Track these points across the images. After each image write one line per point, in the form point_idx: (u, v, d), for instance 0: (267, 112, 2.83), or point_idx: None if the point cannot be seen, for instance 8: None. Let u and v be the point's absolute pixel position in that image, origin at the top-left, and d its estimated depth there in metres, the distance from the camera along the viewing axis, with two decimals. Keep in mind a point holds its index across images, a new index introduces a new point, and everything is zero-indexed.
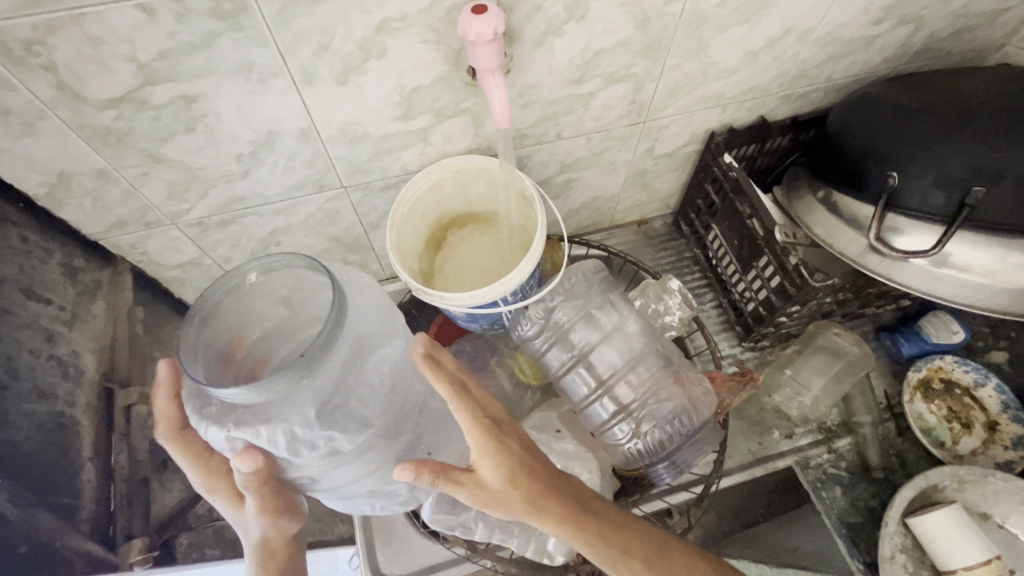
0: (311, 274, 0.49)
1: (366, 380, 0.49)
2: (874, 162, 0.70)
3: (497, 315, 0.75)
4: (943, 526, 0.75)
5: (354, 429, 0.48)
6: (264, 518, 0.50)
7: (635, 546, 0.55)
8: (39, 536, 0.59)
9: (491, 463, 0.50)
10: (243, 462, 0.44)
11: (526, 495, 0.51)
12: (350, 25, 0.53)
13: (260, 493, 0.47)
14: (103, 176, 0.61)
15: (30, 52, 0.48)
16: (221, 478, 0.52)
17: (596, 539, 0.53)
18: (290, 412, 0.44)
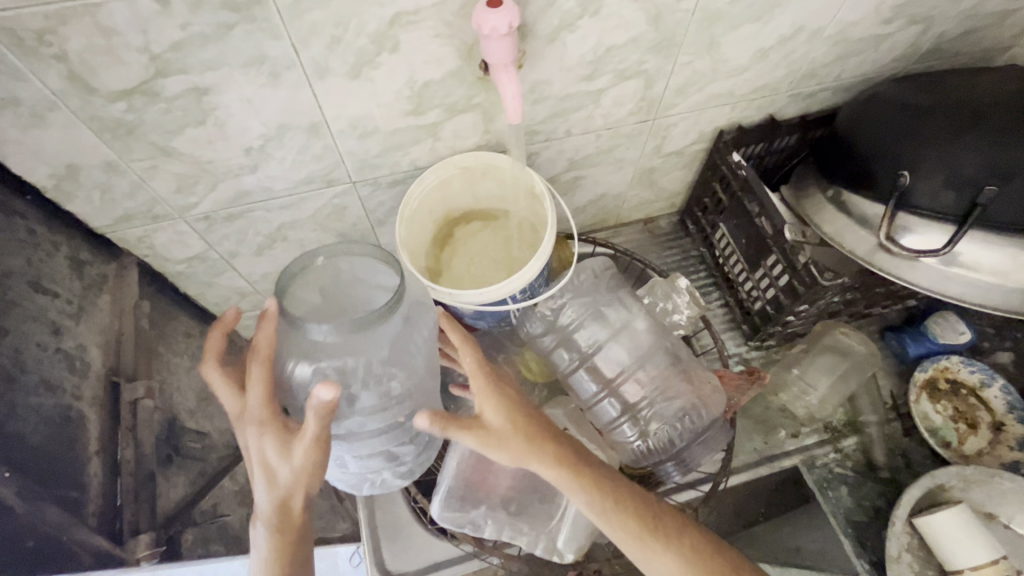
0: (369, 260, 0.55)
1: (416, 342, 0.55)
2: (882, 163, 0.70)
3: (505, 312, 0.75)
4: (952, 525, 0.74)
5: (405, 378, 0.54)
6: (298, 460, 0.49)
7: (626, 497, 0.56)
8: (45, 531, 0.58)
9: (493, 405, 0.55)
10: (328, 388, 0.45)
11: (526, 436, 0.55)
12: (363, 17, 0.53)
13: (319, 428, 0.47)
14: (112, 169, 0.61)
15: (42, 43, 0.47)
16: (269, 414, 0.50)
17: (590, 485, 0.55)
18: (371, 348, 0.50)
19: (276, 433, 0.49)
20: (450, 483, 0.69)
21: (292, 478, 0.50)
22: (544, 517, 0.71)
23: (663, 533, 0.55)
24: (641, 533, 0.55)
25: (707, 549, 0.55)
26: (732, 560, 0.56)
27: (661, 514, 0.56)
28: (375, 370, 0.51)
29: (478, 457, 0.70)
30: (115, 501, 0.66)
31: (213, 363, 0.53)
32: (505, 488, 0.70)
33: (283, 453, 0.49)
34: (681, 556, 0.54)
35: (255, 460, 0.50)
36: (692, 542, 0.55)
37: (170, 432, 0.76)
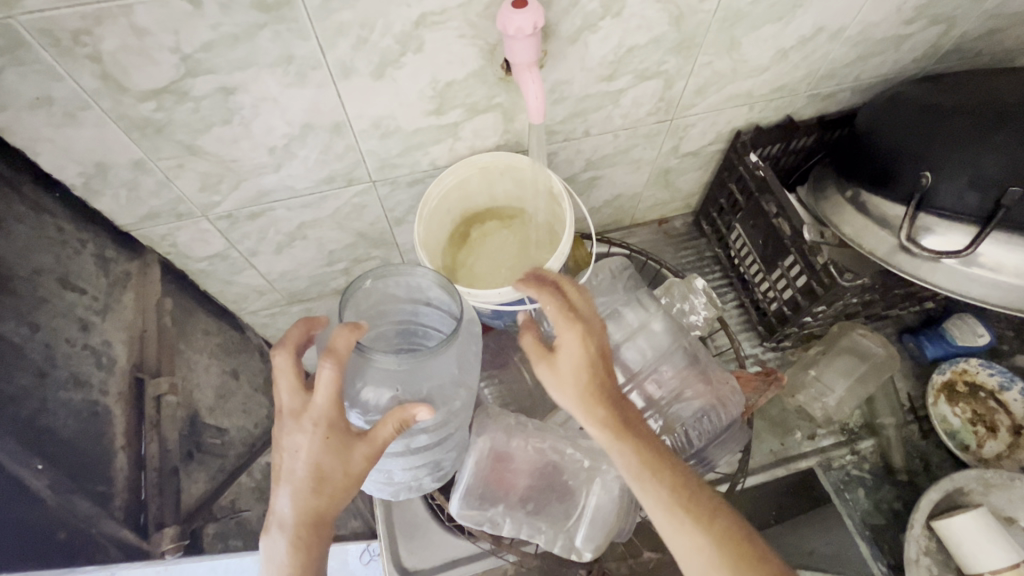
0: (418, 279, 0.58)
1: (472, 355, 0.60)
2: (905, 163, 0.70)
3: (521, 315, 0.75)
4: (971, 529, 0.73)
5: (467, 394, 0.59)
6: (356, 464, 0.51)
7: (669, 468, 0.55)
8: (76, 523, 0.59)
9: (569, 348, 0.57)
10: (423, 411, 0.51)
11: (586, 386, 0.57)
12: (390, 18, 0.53)
13: (391, 435, 0.51)
14: (139, 167, 0.62)
15: (77, 43, 0.48)
16: (335, 417, 0.51)
17: (636, 446, 0.56)
18: (440, 372, 0.55)
19: (340, 439, 0.51)
20: (469, 480, 0.69)
21: (342, 483, 0.52)
22: (562, 516, 0.71)
23: (695, 510, 0.54)
24: (674, 505, 0.54)
25: (741, 538, 0.52)
26: (763, 557, 0.52)
27: (697, 493, 0.55)
28: (445, 390, 0.56)
29: (495, 456, 0.70)
30: (140, 496, 0.67)
31: (287, 351, 0.53)
32: (524, 488, 0.71)
33: (342, 458, 0.51)
34: (709, 535, 0.52)
35: (304, 465, 0.51)
36: (722, 525, 0.53)
37: (192, 428, 0.76)
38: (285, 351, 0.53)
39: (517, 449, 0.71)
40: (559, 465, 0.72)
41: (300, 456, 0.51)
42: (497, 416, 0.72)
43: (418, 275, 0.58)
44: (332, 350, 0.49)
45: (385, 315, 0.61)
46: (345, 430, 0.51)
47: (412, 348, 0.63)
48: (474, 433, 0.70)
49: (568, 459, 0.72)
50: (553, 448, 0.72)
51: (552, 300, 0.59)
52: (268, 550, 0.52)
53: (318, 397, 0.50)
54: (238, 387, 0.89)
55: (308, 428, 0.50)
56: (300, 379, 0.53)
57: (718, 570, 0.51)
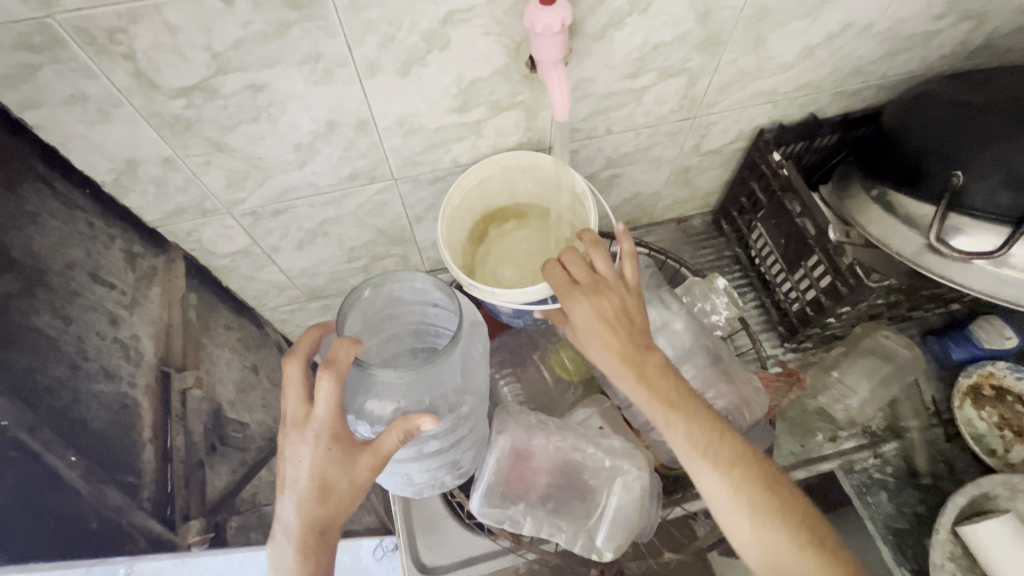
0: (422, 284, 0.59)
1: (476, 358, 0.61)
2: (934, 161, 0.68)
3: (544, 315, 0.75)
4: (996, 534, 0.72)
5: (474, 398, 0.60)
6: (359, 473, 0.52)
7: (684, 418, 0.55)
8: (107, 513, 0.59)
9: (578, 313, 0.59)
10: (428, 424, 0.51)
11: (600, 344, 0.58)
12: (417, 16, 0.54)
13: (396, 444, 0.52)
14: (168, 164, 0.63)
15: (112, 41, 0.49)
16: (339, 427, 0.51)
17: (651, 394, 0.56)
18: (442, 380, 0.55)
19: (344, 450, 0.51)
20: (490, 478, 0.69)
21: (346, 491, 0.52)
22: (582, 515, 0.71)
23: (714, 456, 0.54)
24: (690, 455, 0.55)
25: (760, 483, 0.54)
26: (782, 496, 0.54)
27: (717, 442, 0.55)
28: (450, 397, 0.56)
29: (516, 454, 0.70)
30: (167, 488, 0.67)
31: (297, 357, 0.53)
32: (544, 486, 0.71)
33: (345, 469, 0.51)
34: (726, 478, 0.53)
35: (308, 475, 0.51)
36: (741, 474, 0.54)
37: (216, 423, 0.77)
38: (296, 358, 0.53)
39: (539, 447, 0.71)
40: (581, 464, 0.71)
41: (302, 465, 0.51)
42: (518, 414, 0.72)
43: (421, 281, 0.58)
44: (331, 361, 0.49)
45: (396, 317, 0.62)
46: (348, 440, 0.52)
47: (426, 346, 0.64)
48: (495, 431, 0.70)
49: (591, 458, 0.71)
50: (575, 447, 0.71)
51: (554, 275, 0.61)
52: (276, 556, 0.53)
53: (320, 409, 0.51)
54: (258, 382, 0.91)
55: (311, 440, 0.51)
56: (306, 388, 0.53)
57: (736, 509, 0.53)
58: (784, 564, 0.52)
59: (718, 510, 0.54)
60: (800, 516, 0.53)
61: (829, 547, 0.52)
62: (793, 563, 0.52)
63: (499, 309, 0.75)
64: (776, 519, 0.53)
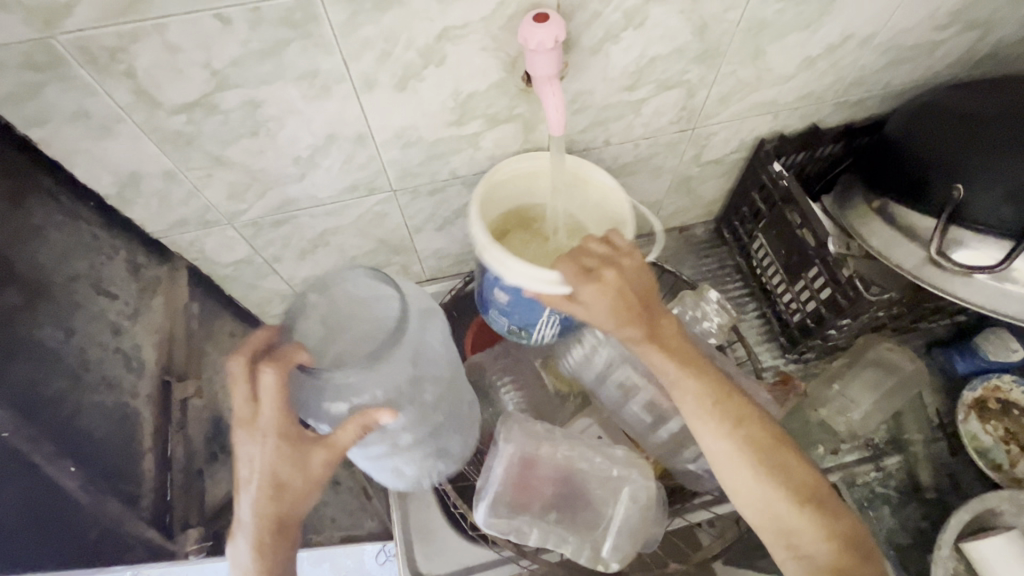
0: (365, 281, 0.56)
1: (431, 347, 0.61)
2: (936, 172, 0.67)
3: (540, 313, 0.72)
4: (1000, 550, 0.71)
5: (433, 384, 0.61)
6: (310, 468, 0.52)
7: (696, 377, 0.57)
8: (106, 524, 0.61)
9: (590, 291, 0.56)
10: (387, 417, 0.51)
11: (614, 318, 0.57)
12: (413, 32, 0.54)
13: (352, 439, 0.52)
14: (170, 177, 0.64)
15: (114, 60, 0.50)
16: (286, 424, 0.52)
17: (664, 357, 0.58)
18: (394, 373, 0.54)
19: (293, 445, 0.52)
20: (497, 487, 0.69)
21: (301, 486, 0.53)
22: (589, 525, 0.70)
23: (721, 416, 0.57)
24: (701, 412, 0.57)
25: (765, 442, 0.56)
26: (785, 455, 0.56)
27: (726, 403, 0.57)
28: (406, 390, 0.56)
29: (524, 461, 0.70)
30: (166, 496, 0.69)
31: (239, 358, 0.52)
32: (550, 495, 0.71)
33: (297, 466, 0.52)
34: (733, 440, 0.56)
35: (261, 472, 0.52)
36: (747, 431, 0.56)
37: (216, 431, 0.79)
38: (240, 358, 0.52)
39: (547, 456, 0.71)
40: (586, 473, 0.71)
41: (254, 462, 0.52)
42: (526, 421, 0.72)
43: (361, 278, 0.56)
44: (283, 356, 0.50)
45: None
46: (297, 437, 0.52)
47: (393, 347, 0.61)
48: (503, 438, 0.70)
49: (601, 468, 0.71)
50: (581, 456, 0.72)
51: (567, 264, 0.58)
52: (234, 556, 0.53)
53: (265, 407, 0.51)
54: None
55: (260, 437, 0.52)
56: (251, 385, 0.52)
57: (743, 468, 0.55)
58: (784, 519, 0.55)
59: (723, 468, 0.56)
60: (801, 474, 0.56)
61: (825, 505, 0.55)
62: (792, 520, 0.55)
63: (496, 296, 0.72)
64: (779, 478, 0.55)
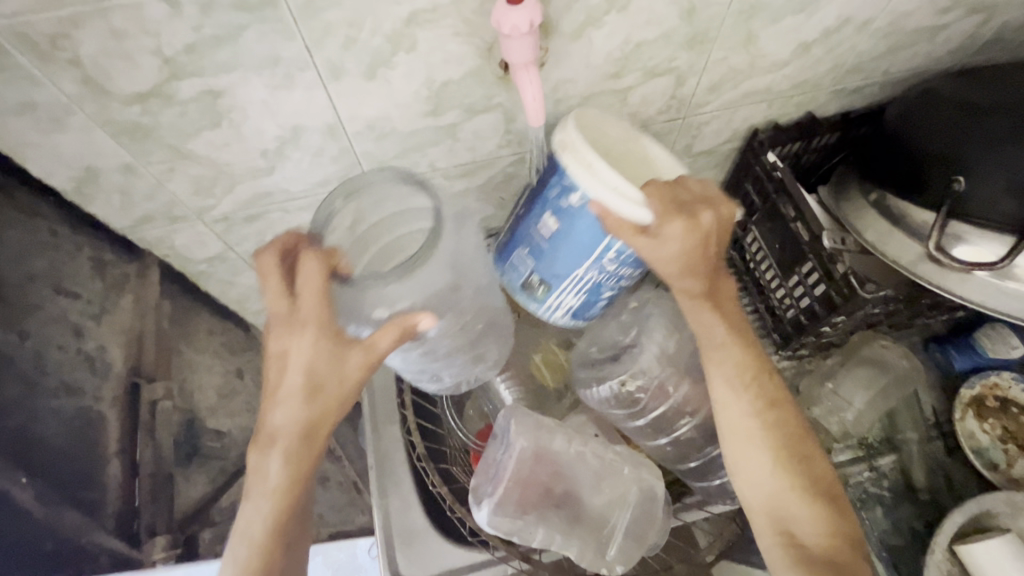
0: (396, 186, 0.54)
1: (472, 250, 0.57)
2: (935, 164, 0.64)
3: (583, 263, 0.57)
4: (996, 554, 0.69)
5: (469, 291, 0.58)
6: (347, 371, 0.51)
7: (742, 347, 0.60)
8: (64, 534, 0.67)
9: (677, 232, 0.53)
10: (425, 322, 0.50)
11: (685, 267, 0.56)
12: (379, 16, 0.51)
13: (391, 345, 0.51)
14: (130, 171, 0.61)
15: (56, 47, 0.47)
16: (323, 322, 0.50)
17: (716, 317, 0.59)
18: (433, 277, 0.52)
19: (332, 346, 0.50)
20: (511, 483, 0.66)
21: (338, 385, 0.52)
22: (595, 526, 0.69)
23: (755, 393, 0.59)
24: (736, 380, 0.59)
25: (788, 428, 0.58)
26: (805, 446, 0.58)
27: (763, 381, 0.59)
28: (445, 297, 0.55)
29: (536, 456, 0.67)
30: (133, 503, 0.75)
31: (274, 252, 0.53)
32: (558, 493, 0.68)
33: (335, 365, 0.51)
34: (760, 418, 0.58)
35: (298, 372, 0.51)
36: (774, 414, 0.58)
37: (190, 432, 0.82)
38: (273, 252, 0.53)
39: (558, 451, 0.69)
40: (595, 471, 0.69)
41: (293, 358, 0.51)
42: (535, 415, 0.70)
43: (391, 187, 0.54)
44: (331, 253, 0.50)
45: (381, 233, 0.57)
46: (335, 339, 0.50)
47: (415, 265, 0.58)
48: (517, 432, 0.67)
49: (607, 463, 0.69)
50: (591, 454, 0.70)
51: (656, 195, 0.52)
52: (260, 458, 0.53)
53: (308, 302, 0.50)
54: (243, 386, 0.92)
55: (299, 333, 0.50)
56: (284, 282, 0.52)
57: (761, 443, 0.57)
58: (787, 506, 0.56)
59: (740, 442, 0.58)
60: (813, 465, 0.58)
61: (836, 503, 0.57)
62: (795, 509, 0.56)
63: (539, 226, 0.57)
64: (796, 466, 0.57)
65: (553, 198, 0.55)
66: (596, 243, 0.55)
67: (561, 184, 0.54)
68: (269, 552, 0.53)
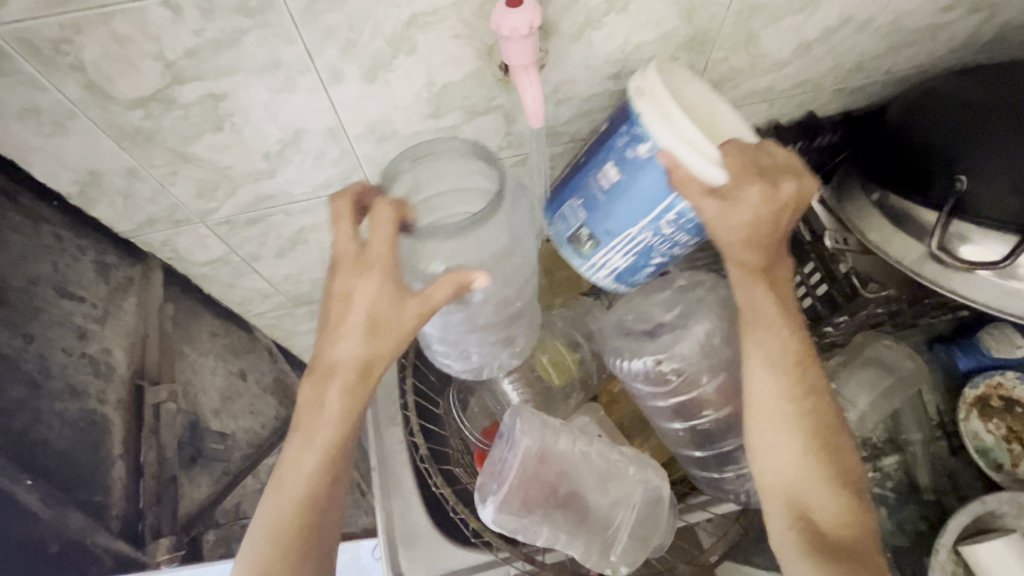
0: (465, 156, 0.56)
1: (523, 220, 0.61)
2: (938, 164, 0.64)
3: (637, 222, 0.58)
4: (1000, 554, 0.69)
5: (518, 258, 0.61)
6: (404, 318, 0.51)
7: (791, 331, 0.57)
8: (69, 536, 0.67)
9: (750, 194, 0.52)
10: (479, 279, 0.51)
11: (740, 234, 0.54)
12: (379, 19, 0.51)
13: (445, 298, 0.51)
14: (133, 175, 0.61)
15: (59, 52, 0.47)
16: (388, 268, 0.51)
17: (768, 291, 0.57)
18: (490, 237, 0.55)
19: (394, 290, 0.51)
20: (517, 482, 0.66)
21: (393, 336, 0.52)
22: (600, 527, 0.68)
23: (796, 378, 0.57)
24: (776, 362, 0.57)
25: (825, 421, 0.56)
26: (837, 444, 0.56)
27: (807, 367, 0.57)
28: (497, 257, 0.58)
29: (542, 456, 0.68)
30: (138, 505, 0.75)
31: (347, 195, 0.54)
32: (564, 492, 0.68)
33: (393, 309, 0.51)
34: (796, 404, 0.56)
35: (359, 312, 0.51)
36: (812, 402, 0.57)
37: (193, 434, 0.83)
38: (345, 195, 0.54)
39: (564, 450, 0.68)
40: (600, 472, 0.69)
41: (358, 297, 0.51)
42: (541, 415, 0.70)
43: (459, 154, 0.56)
44: (403, 203, 0.52)
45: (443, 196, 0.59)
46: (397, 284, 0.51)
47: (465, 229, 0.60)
48: (522, 430, 0.67)
49: (613, 464, 0.69)
50: (597, 454, 0.69)
51: (734, 157, 0.52)
52: (312, 392, 0.53)
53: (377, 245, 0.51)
54: (246, 389, 0.94)
55: (364, 274, 0.51)
56: (353, 224, 0.53)
57: (790, 425, 0.56)
58: (801, 492, 0.55)
59: (771, 418, 0.56)
60: (839, 464, 0.56)
61: (858, 508, 0.55)
62: (812, 497, 0.55)
63: (599, 176, 0.58)
64: (822, 458, 0.55)
65: (619, 147, 0.55)
66: (655, 201, 0.55)
67: (631, 133, 0.54)
68: (313, 491, 0.53)
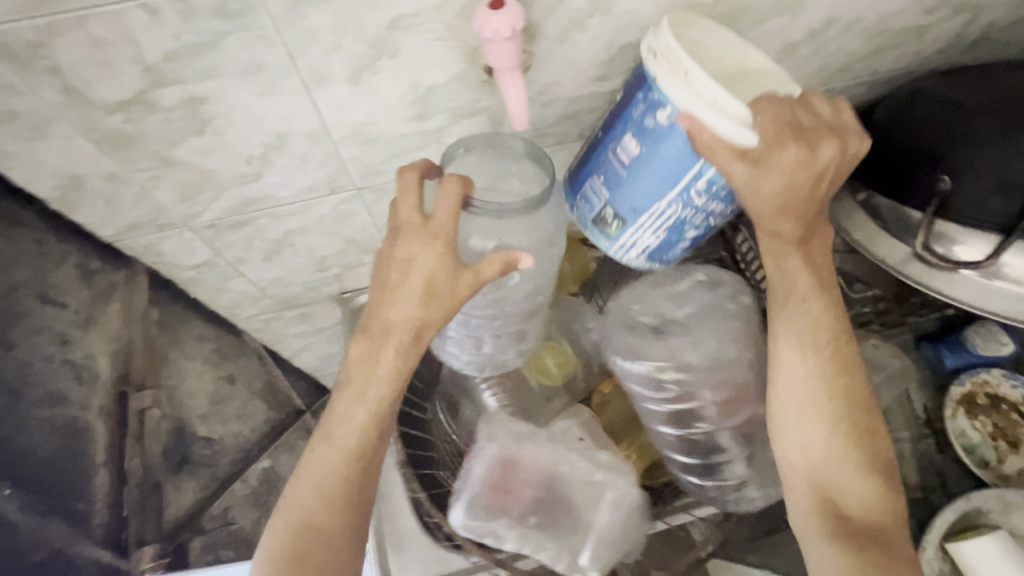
0: (522, 150, 0.61)
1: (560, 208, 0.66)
2: (921, 164, 0.65)
3: (664, 195, 0.56)
4: (985, 551, 0.69)
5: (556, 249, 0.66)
6: (459, 289, 0.54)
7: (824, 305, 0.59)
8: (54, 544, 0.76)
9: (783, 158, 0.52)
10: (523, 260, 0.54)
11: (775, 203, 0.55)
12: (362, 22, 0.51)
13: (495, 274, 0.54)
14: (115, 179, 0.60)
15: (35, 56, 0.47)
16: (446, 239, 0.52)
17: (807, 265, 0.59)
18: (536, 220, 0.60)
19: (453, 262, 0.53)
20: (479, 487, 0.68)
21: (445, 307, 0.54)
22: (569, 532, 0.68)
23: (825, 353, 0.58)
24: (808, 338, 0.58)
25: (853, 396, 0.58)
26: (868, 420, 0.58)
27: (841, 342, 0.58)
28: (540, 242, 0.62)
29: (506, 463, 0.69)
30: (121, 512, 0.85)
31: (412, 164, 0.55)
32: (528, 499, 0.68)
33: (450, 279, 0.53)
34: (826, 379, 0.58)
35: (418, 277, 0.53)
36: (846, 379, 0.58)
37: (178, 441, 0.91)
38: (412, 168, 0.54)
39: (530, 457, 0.69)
40: (565, 478, 0.69)
41: (419, 264, 0.53)
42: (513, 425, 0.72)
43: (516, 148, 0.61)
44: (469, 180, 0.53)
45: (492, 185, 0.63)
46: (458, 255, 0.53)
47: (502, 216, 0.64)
48: (484, 438, 0.70)
49: (584, 471, 0.69)
50: (563, 459, 0.69)
51: (767, 114, 0.50)
52: (362, 347, 0.56)
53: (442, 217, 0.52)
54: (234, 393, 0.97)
55: (428, 242, 0.52)
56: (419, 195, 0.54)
57: (818, 397, 0.57)
58: (829, 466, 0.57)
59: (802, 389, 0.58)
60: (867, 438, 0.57)
61: (887, 482, 0.56)
62: (839, 471, 0.56)
63: (618, 150, 0.56)
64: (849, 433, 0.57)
65: (637, 116, 0.54)
66: (682, 168, 0.54)
67: (647, 100, 0.52)
68: (358, 449, 0.56)
